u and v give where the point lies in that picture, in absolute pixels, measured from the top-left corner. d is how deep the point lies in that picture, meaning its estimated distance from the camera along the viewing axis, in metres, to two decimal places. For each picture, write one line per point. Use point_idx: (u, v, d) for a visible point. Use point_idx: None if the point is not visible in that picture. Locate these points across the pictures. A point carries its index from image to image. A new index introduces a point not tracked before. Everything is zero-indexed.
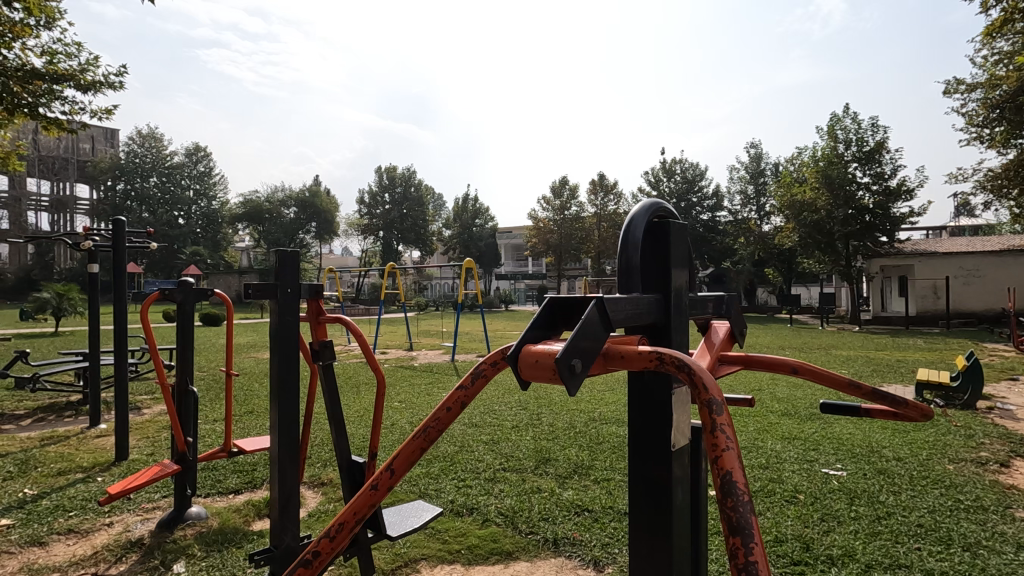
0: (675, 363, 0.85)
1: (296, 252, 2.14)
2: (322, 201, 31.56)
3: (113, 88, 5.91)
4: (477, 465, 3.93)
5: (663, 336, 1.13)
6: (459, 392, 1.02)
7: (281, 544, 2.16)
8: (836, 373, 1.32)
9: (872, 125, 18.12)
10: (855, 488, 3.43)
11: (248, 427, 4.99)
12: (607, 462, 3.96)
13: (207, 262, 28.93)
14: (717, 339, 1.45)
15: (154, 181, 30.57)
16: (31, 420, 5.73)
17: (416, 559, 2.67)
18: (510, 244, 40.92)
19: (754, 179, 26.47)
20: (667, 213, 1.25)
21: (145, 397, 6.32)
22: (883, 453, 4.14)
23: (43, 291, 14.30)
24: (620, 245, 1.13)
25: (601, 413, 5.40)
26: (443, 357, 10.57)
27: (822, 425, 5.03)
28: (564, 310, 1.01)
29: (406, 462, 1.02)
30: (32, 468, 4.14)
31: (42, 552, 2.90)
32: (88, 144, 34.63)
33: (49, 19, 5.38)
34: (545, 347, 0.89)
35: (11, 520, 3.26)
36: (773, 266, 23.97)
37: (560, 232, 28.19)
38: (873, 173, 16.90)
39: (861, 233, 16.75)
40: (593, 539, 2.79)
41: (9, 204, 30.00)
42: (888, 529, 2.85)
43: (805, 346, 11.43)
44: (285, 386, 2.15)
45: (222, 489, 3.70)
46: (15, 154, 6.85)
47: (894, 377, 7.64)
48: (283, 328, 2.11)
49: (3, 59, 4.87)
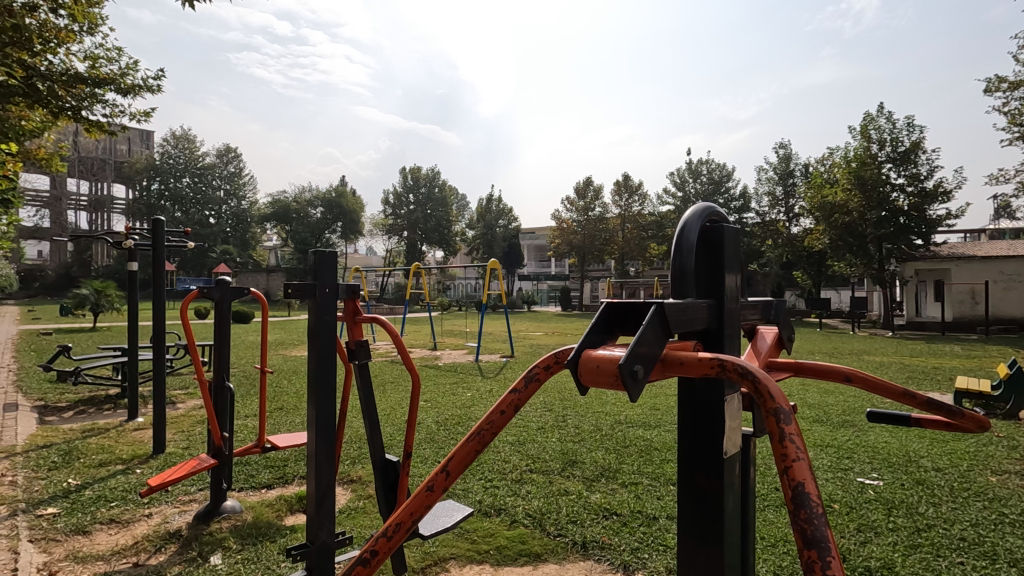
0: (738, 370, 0.84)
1: (335, 251, 2.18)
2: (348, 200, 31.81)
3: (151, 91, 6.09)
4: (504, 465, 3.95)
5: (716, 342, 1.12)
6: (512, 395, 1.03)
7: (317, 539, 2.20)
8: (889, 382, 1.27)
9: (908, 123, 17.42)
10: (893, 499, 3.33)
11: (279, 423, 5.09)
12: (635, 465, 3.94)
13: (237, 261, 29.71)
14: (765, 346, 1.42)
15: (186, 181, 31.44)
16: (73, 412, 5.94)
17: (445, 559, 2.69)
18: (534, 244, 41.04)
19: (783, 179, 25.95)
20: (719, 216, 1.23)
21: (180, 392, 6.49)
22: (920, 463, 4.01)
23: (82, 287, 14.78)
24: (673, 251, 1.12)
25: (627, 416, 5.37)
26: (467, 357, 10.62)
27: (856, 432, 4.91)
28: (619, 316, 1.00)
29: (461, 462, 1.02)
30: (76, 459, 4.29)
31: (87, 541, 3.01)
32: (125, 145, 35.72)
33: (92, 24, 5.60)
34: (606, 353, 0.89)
35: (57, 508, 3.39)
36: (801, 270, 23.55)
37: (583, 233, 27.87)
38: (908, 174, 16.36)
39: (895, 235, 16.22)
40: (623, 543, 2.77)
41: (51, 203, 31.27)
42: (929, 542, 2.77)
43: (836, 351, 11.13)
44: (323, 383, 2.18)
45: (255, 483, 3.78)
46: (58, 155, 7.10)
47: (930, 385, 7.44)
48: (322, 326, 2.14)
49: (51, 65, 5.06)
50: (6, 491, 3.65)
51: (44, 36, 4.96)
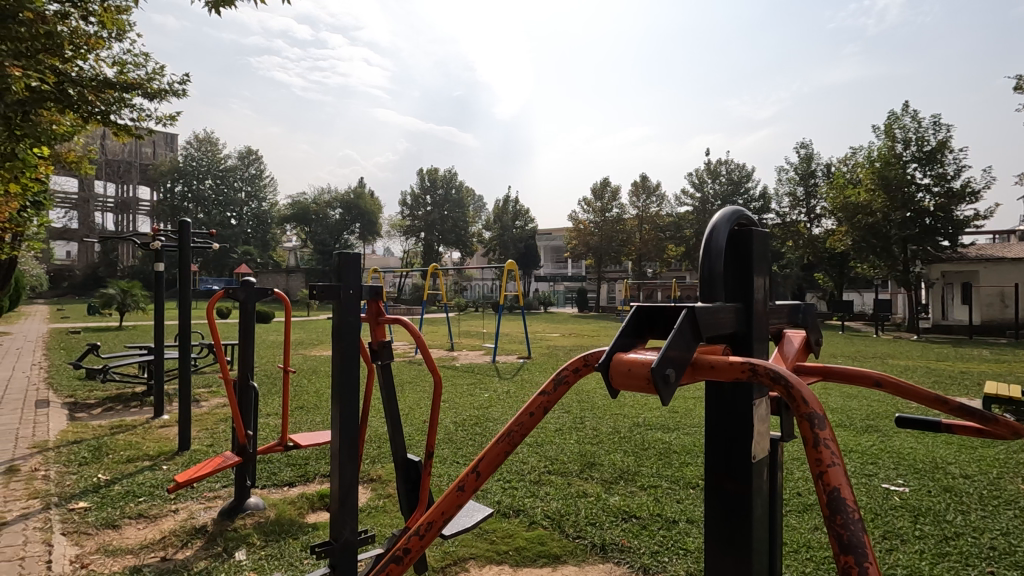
0: (770, 374, 0.83)
1: (359, 253, 2.21)
2: (367, 201, 32.09)
3: (176, 96, 6.23)
4: (523, 466, 3.97)
5: (745, 346, 1.12)
6: (541, 397, 1.04)
7: (340, 537, 2.23)
8: (919, 388, 1.25)
9: (934, 122, 16.99)
10: (920, 505, 3.27)
11: (300, 421, 5.18)
12: (654, 468, 3.91)
13: (257, 261, 30.24)
14: (792, 350, 1.40)
15: (209, 183, 32.07)
16: (101, 409, 6.09)
17: (465, 559, 2.71)
18: (550, 245, 41.05)
19: (804, 180, 25.56)
20: (747, 220, 1.23)
21: (203, 391, 6.64)
22: (948, 470, 3.92)
23: (109, 287, 15.12)
24: (702, 252, 1.12)
25: (645, 418, 5.35)
26: (484, 357, 10.70)
27: (881, 437, 4.82)
28: (649, 319, 1.01)
29: (491, 464, 1.04)
30: (105, 454, 4.41)
31: (116, 534, 3.09)
32: (150, 148, 36.45)
33: (120, 31, 5.76)
34: (637, 356, 0.89)
35: (88, 502, 3.49)
36: (822, 272, 23.19)
37: (600, 234, 27.43)
38: (934, 174, 15.98)
39: (920, 236, 15.86)
40: (642, 546, 2.76)
41: (79, 205, 32.15)
42: (957, 550, 2.71)
43: (860, 355, 10.95)
44: (347, 384, 2.22)
45: (278, 481, 3.85)
46: (86, 158, 7.30)
47: (957, 390, 7.27)
48: (345, 327, 2.17)
49: (81, 70, 5.21)
50: (39, 485, 3.76)
51: (76, 42, 5.12)
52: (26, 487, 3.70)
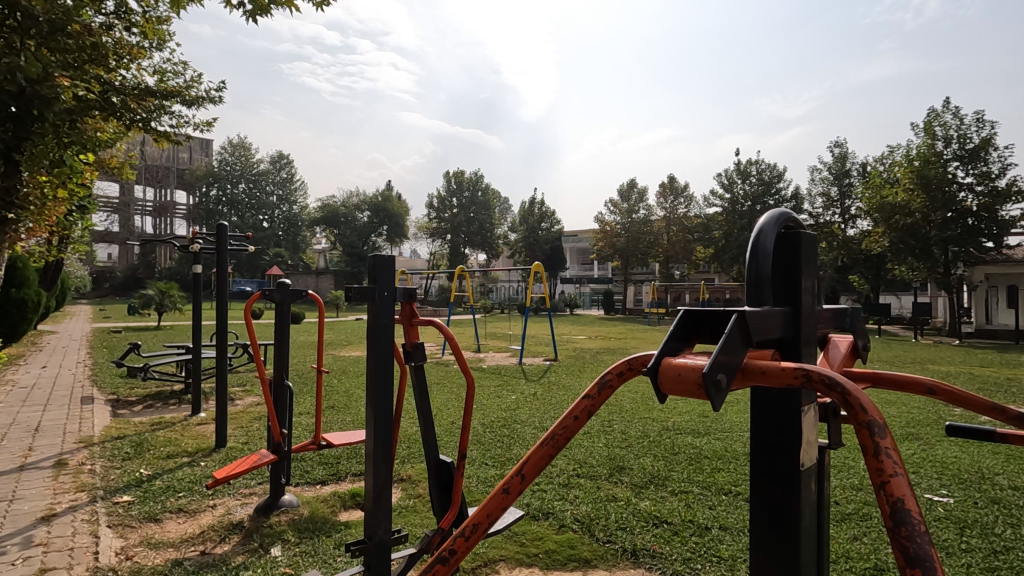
0: (825, 381, 0.81)
1: (392, 255, 2.21)
2: (394, 204, 32.33)
3: (213, 102, 6.42)
4: (551, 469, 3.94)
5: (794, 350, 1.10)
6: (586, 401, 1.03)
7: (374, 535, 2.25)
8: (975, 396, 1.20)
9: (977, 119, 16.34)
10: (964, 517, 3.14)
11: (331, 421, 5.26)
12: (685, 473, 3.85)
13: (288, 263, 30.91)
14: (839, 354, 1.36)
15: (242, 187, 32.91)
16: (141, 406, 6.30)
17: (495, 560, 2.71)
18: (576, 247, 40.93)
19: (838, 180, 24.93)
20: (795, 223, 1.20)
21: (238, 389, 6.82)
22: (996, 481, 3.75)
23: (149, 288, 15.63)
24: (750, 256, 1.10)
25: (675, 423, 5.28)
26: (511, 359, 10.71)
27: (923, 446, 4.66)
28: (696, 323, 1.00)
29: (535, 467, 1.04)
30: (146, 450, 4.56)
31: (157, 528, 3.18)
32: (187, 154, 37.65)
33: (160, 41, 5.97)
34: (686, 361, 0.88)
35: (131, 496, 3.61)
36: (857, 274, 22.56)
37: (627, 236, 27.01)
38: (977, 172, 15.37)
39: (962, 237, 15.26)
40: (674, 553, 2.72)
41: (121, 209, 33.39)
42: (1007, 565, 2.60)
43: (898, 360, 10.61)
44: (380, 385, 2.23)
45: (311, 479, 3.92)
46: (127, 164, 7.57)
47: (1005, 398, 6.95)
48: (379, 328, 2.18)
49: (124, 80, 5.41)
50: (85, 479, 3.91)
51: (119, 52, 5.31)
52: (74, 480, 3.86)
